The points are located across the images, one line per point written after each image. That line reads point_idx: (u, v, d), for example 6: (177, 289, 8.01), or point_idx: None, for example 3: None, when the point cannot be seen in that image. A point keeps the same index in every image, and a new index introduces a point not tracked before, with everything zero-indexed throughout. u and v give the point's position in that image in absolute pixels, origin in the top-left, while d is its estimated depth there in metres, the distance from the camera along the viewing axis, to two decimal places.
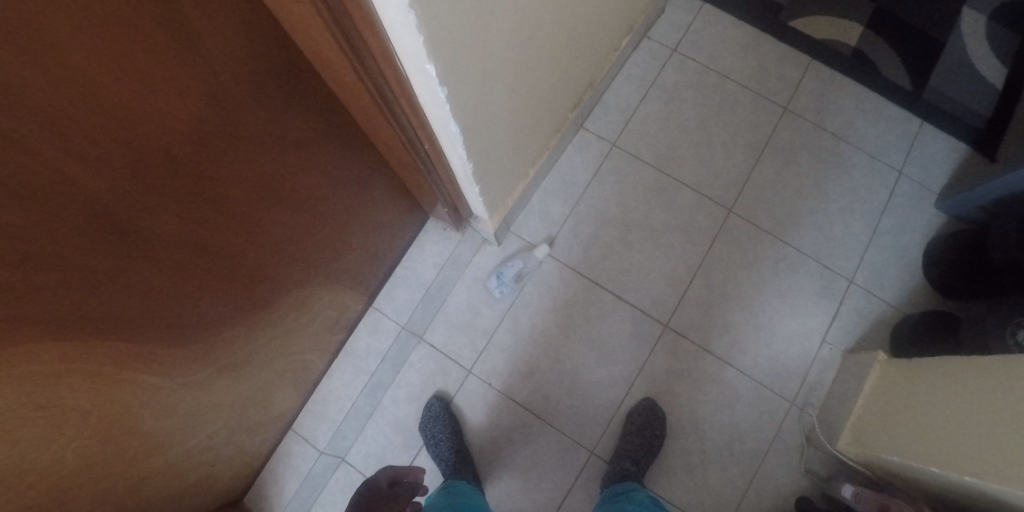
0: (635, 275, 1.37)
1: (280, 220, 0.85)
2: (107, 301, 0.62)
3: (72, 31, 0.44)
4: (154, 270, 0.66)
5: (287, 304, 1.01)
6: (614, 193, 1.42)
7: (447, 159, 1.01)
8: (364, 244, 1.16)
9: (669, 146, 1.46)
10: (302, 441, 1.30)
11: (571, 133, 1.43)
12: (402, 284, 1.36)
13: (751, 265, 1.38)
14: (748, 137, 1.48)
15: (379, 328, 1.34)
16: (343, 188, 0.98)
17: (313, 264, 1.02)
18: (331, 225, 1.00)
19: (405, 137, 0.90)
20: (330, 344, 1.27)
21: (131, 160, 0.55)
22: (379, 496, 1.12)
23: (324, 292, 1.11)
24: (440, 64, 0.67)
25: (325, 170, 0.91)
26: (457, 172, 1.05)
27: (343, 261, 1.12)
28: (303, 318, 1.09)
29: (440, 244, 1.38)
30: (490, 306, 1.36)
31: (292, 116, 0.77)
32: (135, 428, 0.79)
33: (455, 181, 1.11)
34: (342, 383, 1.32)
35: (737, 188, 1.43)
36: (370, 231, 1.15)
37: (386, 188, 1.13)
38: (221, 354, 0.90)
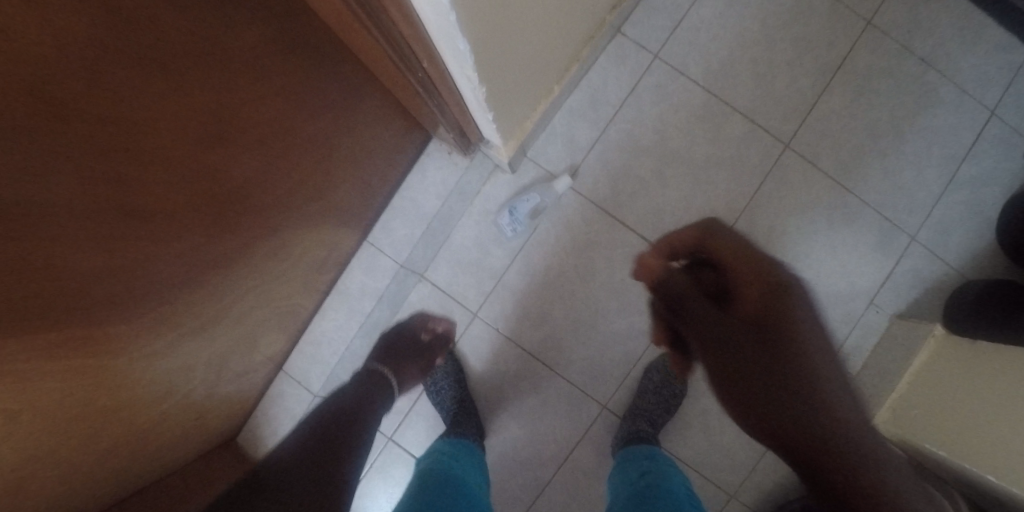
0: (669, 217, 1.18)
1: (231, 161, 0.67)
2: (13, 292, 0.49)
3: None
4: (75, 248, 0.52)
5: (263, 252, 0.86)
6: (652, 116, 1.19)
7: (454, 82, 0.79)
8: (353, 178, 0.98)
9: (724, 62, 1.20)
10: (296, 382, 1.22)
11: (605, 39, 1.17)
12: (400, 216, 1.16)
13: (807, 212, 1.20)
14: (818, 56, 1.22)
15: (375, 266, 1.18)
16: (319, 116, 0.80)
17: (291, 206, 0.86)
18: (310, 161, 0.83)
19: (395, 53, 0.69)
20: (319, 283, 1.13)
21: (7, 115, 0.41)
22: (404, 348, 1.14)
23: (308, 234, 0.95)
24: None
25: (284, 92, 0.71)
26: (466, 95, 0.84)
27: (328, 201, 0.95)
28: (286, 262, 0.95)
29: (443, 169, 1.16)
30: (500, 244, 1.18)
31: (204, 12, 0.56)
32: (90, 408, 0.68)
33: (463, 106, 0.89)
34: (336, 323, 1.20)
35: (798, 120, 1.21)
36: (361, 163, 0.97)
37: (374, 111, 0.92)
38: (183, 318, 0.77)
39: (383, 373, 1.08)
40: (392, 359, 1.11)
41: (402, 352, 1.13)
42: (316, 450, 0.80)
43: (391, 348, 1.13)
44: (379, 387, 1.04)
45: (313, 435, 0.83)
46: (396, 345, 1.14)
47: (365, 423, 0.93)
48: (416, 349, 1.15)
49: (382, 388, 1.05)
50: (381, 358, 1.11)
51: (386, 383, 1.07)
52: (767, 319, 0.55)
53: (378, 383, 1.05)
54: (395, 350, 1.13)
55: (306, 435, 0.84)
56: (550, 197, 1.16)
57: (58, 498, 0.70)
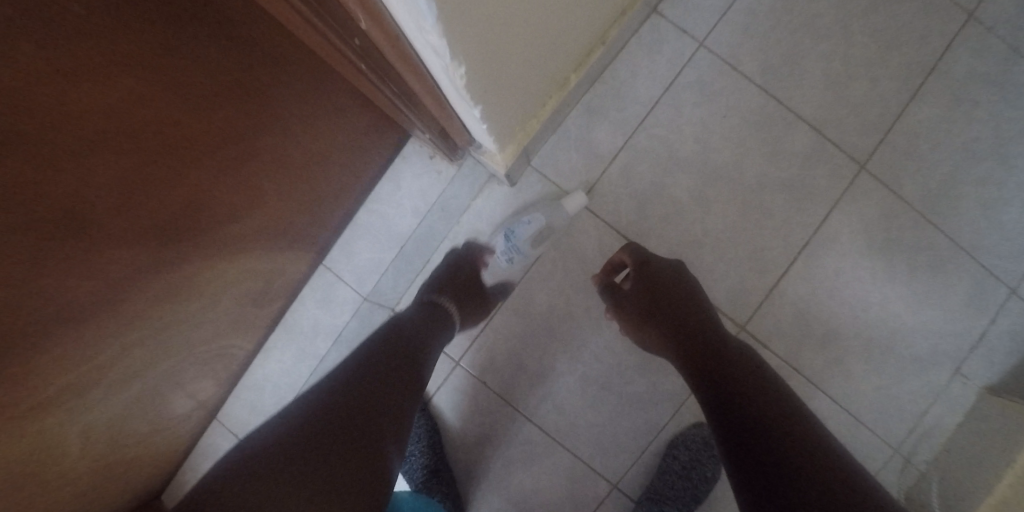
0: (707, 251, 0.93)
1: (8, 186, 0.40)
2: None
3: None
4: None
5: (182, 279, 0.66)
6: (692, 122, 0.93)
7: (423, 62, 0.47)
8: (280, 192, 0.71)
9: (787, 56, 0.94)
10: (231, 435, 0.98)
11: (637, 19, 0.90)
12: (365, 235, 0.91)
13: (883, 252, 0.94)
14: (906, 54, 0.96)
15: (332, 297, 0.92)
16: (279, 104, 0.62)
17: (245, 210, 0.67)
18: (269, 152, 0.65)
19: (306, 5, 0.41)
20: (257, 317, 0.88)
21: None
22: (467, 279, 0.88)
23: (234, 261, 0.71)
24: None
25: (99, 75, 0.43)
26: (440, 83, 0.53)
27: (240, 224, 0.68)
28: (200, 300, 0.71)
29: (422, 177, 0.89)
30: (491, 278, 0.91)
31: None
32: None
33: (441, 100, 0.58)
34: (282, 366, 0.96)
35: (877, 135, 0.95)
36: (291, 173, 0.71)
37: (300, 95, 0.65)
38: None
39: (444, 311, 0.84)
40: (456, 291, 0.86)
41: (469, 286, 0.88)
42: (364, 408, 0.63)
43: (451, 279, 0.87)
44: (434, 322, 0.81)
45: (354, 386, 0.65)
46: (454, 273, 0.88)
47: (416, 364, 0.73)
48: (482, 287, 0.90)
49: (441, 322, 0.82)
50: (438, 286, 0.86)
51: (446, 323, 0.83)
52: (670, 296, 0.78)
53: (434, 317, 0.82)
54: (457, 282, 0.87)
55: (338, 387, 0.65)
56: (557, 219, 0.90)
57: None
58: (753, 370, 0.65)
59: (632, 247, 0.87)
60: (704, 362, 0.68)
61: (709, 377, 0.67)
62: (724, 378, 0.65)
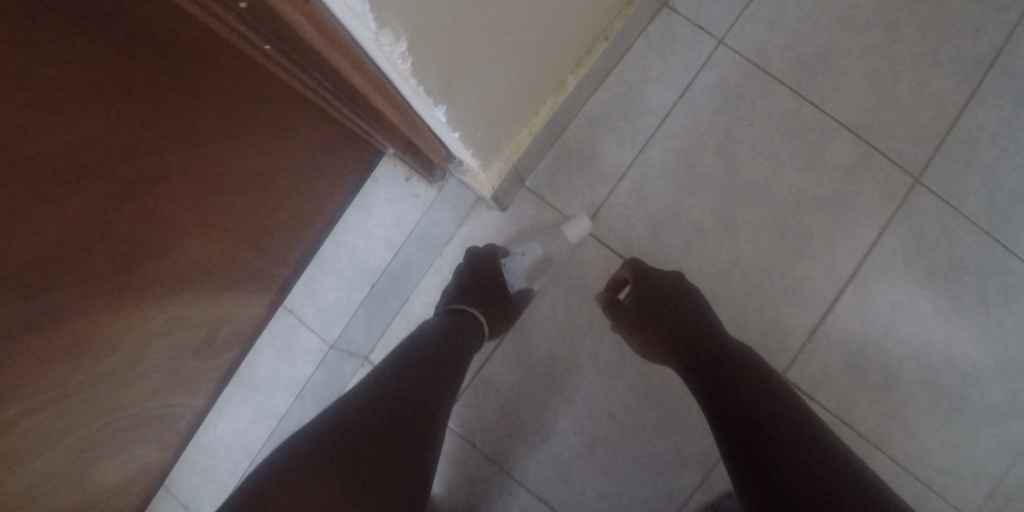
0: (735, 283, 0.78)
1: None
2: None
3: None
4: None
5: (93, 329, 0.52)
6: (713, 132, 0.79)
7: (355, 44, 0.34)
8: (208, 222, 0.57)
9: (821, 53, 0.81)
10: (178, 508, 0.83)
11: (646, 13, 0.78)
12: (331, 272, 0.77)
13: (946, 280, 0.79)
14: (962, 48, 0.82)
15: (293, 345, 0.79)
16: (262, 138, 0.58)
17: (212, 248, 0.60)
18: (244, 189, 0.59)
19: None
20: (204, 372, 0.74)
21: None
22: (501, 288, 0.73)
23: (161, 300, 0.58)
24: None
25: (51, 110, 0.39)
26: (392, 82, 0.39)
27: (153, 265, 0.54)
28: (117, 351, 0.57)
29: (396, 202, 0.76)
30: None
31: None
32: None
33: (398, 106, 0.44)
34: (236, 426, 0.81)
35: (932, 142, 0.81)
36: (222, 198, 0.57)
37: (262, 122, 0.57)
38: None
39: (467, 319, 0.69)
40: (489, 300, 0.71)
41: (503, 296, 0.73)
42: (378, 447, 0.50)
43: (483, 284, 0.72)
44: (463, 340, 0.66)
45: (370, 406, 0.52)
46: (478, 275, 0.72)
47: (443, 398, 0.58)
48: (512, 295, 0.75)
49: (471, 340, 0.67)
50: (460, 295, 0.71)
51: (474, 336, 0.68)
52: (681, 317, 0.66)
53: (463, 331, 0.67)
54: (489, 290, 0.72)
55: (342, 427, 0.50)
56: (557, 249, 0.76)
57: None
58: (783, 418, 0.52)
59: (634, 264, 0.74)
60: (720, 405, 0.56)
61: (725, 424, 0.54)
62: (747, 428, 0.52)
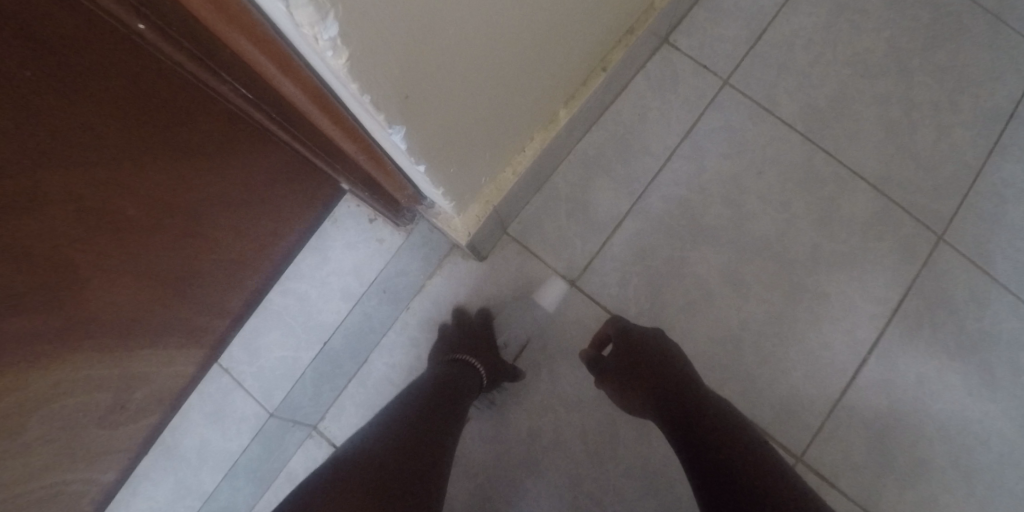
0: (746, 350, 0.69)
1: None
2: None
3: None
4: None
5: None
6: (719, 179, 0.71)
7: (275, 32, 0.25)
8: (105, 263, 0.46)
9: (834, 99, 0.75)
10: None
11: (646, 47, 0.71)
12: (275, 326, 0.66)
13: (979, 350, 0.70)
14: (981, 98, 0.77)
15: (226, 411, 0.66)
16: (211, 162, 0.50)
17: (138, 284, 0.50)
18: (183, 216, 0.50)
19: None
20: (112, 443, 0.61)
21: None
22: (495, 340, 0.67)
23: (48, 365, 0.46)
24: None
25: None
26: (337, 95, 0.31)
27: (31, 313, 0.42)
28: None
29: (356, 247, 0.66)
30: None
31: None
32: None
33: (347, 126, 0.36)
34: (149, 509, 0.67)
35: (957, 197, 0.74)
36: (123, 235, 0.46)
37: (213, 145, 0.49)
38: None
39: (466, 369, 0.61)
40: (484, 355, 0.64)
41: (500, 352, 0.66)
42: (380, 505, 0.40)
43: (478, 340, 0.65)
44: (462, 393, 0.57)
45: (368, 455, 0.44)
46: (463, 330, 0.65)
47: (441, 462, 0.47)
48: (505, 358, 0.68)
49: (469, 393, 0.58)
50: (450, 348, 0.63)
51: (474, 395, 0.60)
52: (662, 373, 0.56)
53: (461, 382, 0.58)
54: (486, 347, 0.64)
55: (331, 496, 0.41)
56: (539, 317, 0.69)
57: None
58: None
59: (617, 322, 0.64)
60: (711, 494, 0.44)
61: None
62: None
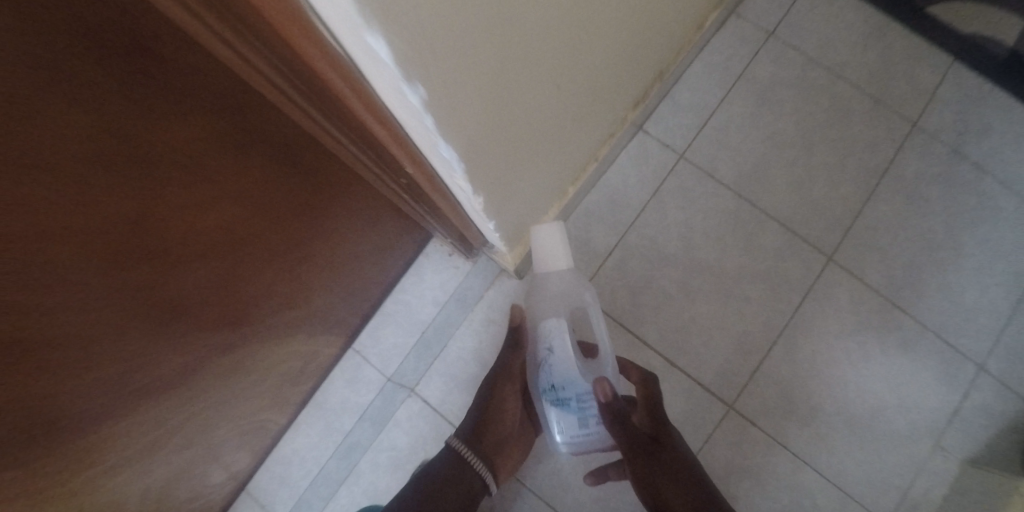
0: (694, 335, 1.05)
1: (94, 235, 0.53)
2: (101, 362, 0.61)
3: None
4: (164, 324, 0.67)
5: (252, 346, 0.82)
6: (676, 222, 1.09)
7: (451, 194, 0.68)
8: (324, 285, 0.88)
9: (755, 166, 1.12)
10: (257, 506, 1.04)
11: (626, 136, 1.10)
12: (390, 323, 1.03)
13: (854, 334, 1.05)
14: (861, 161, 1.13)
15: (359, 378, 1.04)
16: (376, 230, 0.91)
17: (333, 298, 0.92)
18: (359, 263, 0.92)
19: (371, 167, 0.64)
20: (293, 392, 0.98)
21: (167, 250, 0.61)
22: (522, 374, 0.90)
23: (282, 343, 0.87)
24: (411, 35, 0.32)
25: (293, 206, 0.74)
26: (467, 209, 0.72)
27: (292, 309, 0.85)
28: (251, 374, 0.85)
29: (441, 271, 1.03)
30: (564, 419, 0.76)
31: (13, 37, 0.42)
32: None
33: (465, 218, 0.78)
34: (309, 441, 1.04)
35: (841, 230, 1.09)
36: (334, 270, 0.88)
37: (379, 220, 0.91)
38: (79, 439, 0.65)
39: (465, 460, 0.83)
40: (484, 450, 0.84)
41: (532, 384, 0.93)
42: None
43: (493, 407, 0.86)
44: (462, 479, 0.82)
45: None
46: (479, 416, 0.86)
47: None
48: (568, 383, 0.75)
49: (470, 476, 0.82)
50: (464, 437, 0.85)
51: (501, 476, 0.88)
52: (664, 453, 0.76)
53: (459, 473, 0.82)
54: (501, 419, 0.86)
55: None
56: (579, 284, 0.80)
57: None
58: None
59: (648, 380, 0.82)
60: None
61: None
62: None
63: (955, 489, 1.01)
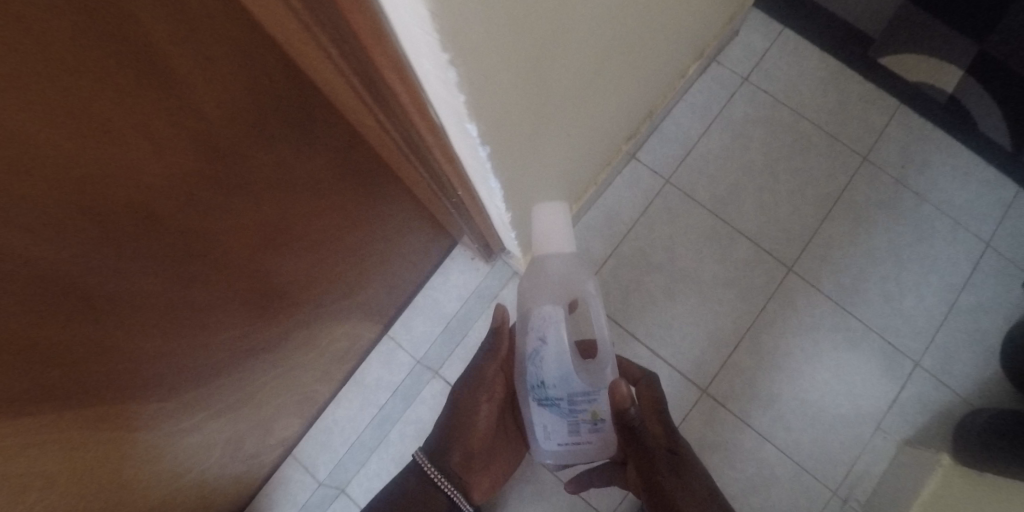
0: (675, 329, 1.28)
1: (245, 234, 0.66)
2: (214, 334, 0.74)
3: (60, 143, 0.39)
4: (262, 308, 0.79)
5: (311, 330, 0.96)
6: (661, 236, 1.33)
7: (485, 209, 0.89)
8: (371, 281, 1.02)
9: (728, 190, 1.35)
10: (302, 467, 1.22)
11: (621, 164, 1.33)
12: (420, 315, 1.24)
13: (808, 334, 1.27)
14: (819, 188, 1.35)
15: (393, 360, 1.23)
16: (417, 237, 1.08)
17: (377, 292, 1.08)
18: (400, 262, 1.09)
19: (435, 186, 0.81)
20: (339, 371, 1.17)
21: (281, 249, 0.74)
22: (500, 387, 0.99)
23: (338, 328, 1.03)
24: (493, 121, 0.53)
25: (370, 218, 0.88)
26: (495, 221, 0.94)
27: (346, 301, 0.99)
28: (312, 354, 1.01)
29: (465, 272, 1.24)
30: (549, 417, 0.79)
31: (258, 98, 0.55)
32: (109, 478, 0.73)
33: (492, 226, 0.99)
34: (348, 412, 1.23)
35: (800, 245, 1.32)
36: (380, 269, 1.03)
37: (422, 229, 1.07)
38: (189, 400, 0.78)
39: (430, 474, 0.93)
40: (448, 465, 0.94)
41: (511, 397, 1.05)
42: None
43: (460, 423, 0.97)
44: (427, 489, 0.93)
45: None
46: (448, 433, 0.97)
47: None
48: (559, 383, 0.77)
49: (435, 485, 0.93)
50: (431, 452, 0.95)
51: (469, 488, 1.00)
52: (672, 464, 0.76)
53: (424, 484, 0.93)
54: (467, 435, 0.97)
55: None
56: (578, 277, 0.88)
57: None
58: None
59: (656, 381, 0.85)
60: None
61: None
62: None
63: (893, 466, 1.19)
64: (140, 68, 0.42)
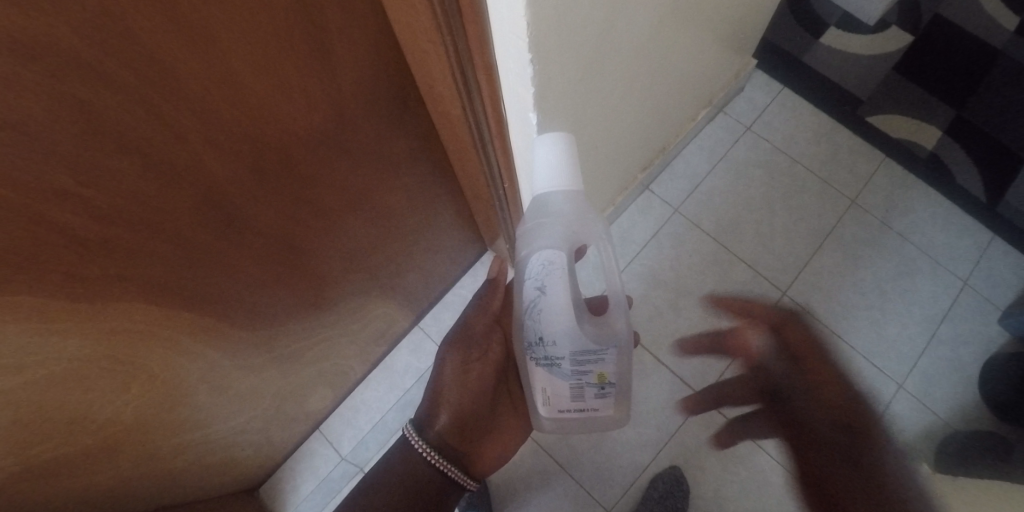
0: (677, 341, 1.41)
1: (334, 191, 0.80)
2: (290, 280, 0.86)
3: (250, 76, 0.54)
4: (329, 264, 0.92)
5: (360, 301, 1.09)
6: (668, 258, 1.48)
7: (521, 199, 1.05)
8: (411, 263, 1.16)
9: (731, 221, 1.51)
10: (327, 442, 1.32)
11: (635, 193, 1.50)
12: (449, 309, 1.38)
13: None
14: (812, 224, 1.50)
15: (421, 349, 1.36)
16: (456, 233, 1.23)
17: (415, 277, 1.21)
18: (440, 253, 1.23)
19: (488, 177, 0.95)
20: (372, 352, 1.29)
21: (355, 210, 0.87)
22: (496, 357, 1.10)
23: (379, 305, 1.16)
24: (543, 85, 0.71)
25: (424, 199, 1.02)
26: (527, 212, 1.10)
27: (390, 276, 1.12)
28: (354, 325, 1.14)
29: None
30: (553, 373, 0.89)
31: (375, 79, 0.70)
32: (186, 399, 0.84)
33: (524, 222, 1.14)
34: (375, 394, 1.35)
35: (794, 272, 1.46)
36: (421, 254, 1.16)
37: (461, 225, 1.22)
38: (257, 339, 0.90)
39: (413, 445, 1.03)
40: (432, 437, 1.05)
41: (511, 370, 1.15)
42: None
43: (445, 396, 1.07)
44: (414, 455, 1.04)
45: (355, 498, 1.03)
46: (432, 405, 1.07)
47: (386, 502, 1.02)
48: (558, 341, 0.87)
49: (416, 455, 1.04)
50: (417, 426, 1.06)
51: (473, 460, 1.09)
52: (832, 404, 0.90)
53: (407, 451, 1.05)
54: (456, 403, 1.06)
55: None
56: (585, 213, 0.86)
57: (143, 465, 0.85)
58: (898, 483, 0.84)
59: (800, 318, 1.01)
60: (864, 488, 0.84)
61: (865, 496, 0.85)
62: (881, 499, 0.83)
63: None
64: (310, 36, 0.57)
